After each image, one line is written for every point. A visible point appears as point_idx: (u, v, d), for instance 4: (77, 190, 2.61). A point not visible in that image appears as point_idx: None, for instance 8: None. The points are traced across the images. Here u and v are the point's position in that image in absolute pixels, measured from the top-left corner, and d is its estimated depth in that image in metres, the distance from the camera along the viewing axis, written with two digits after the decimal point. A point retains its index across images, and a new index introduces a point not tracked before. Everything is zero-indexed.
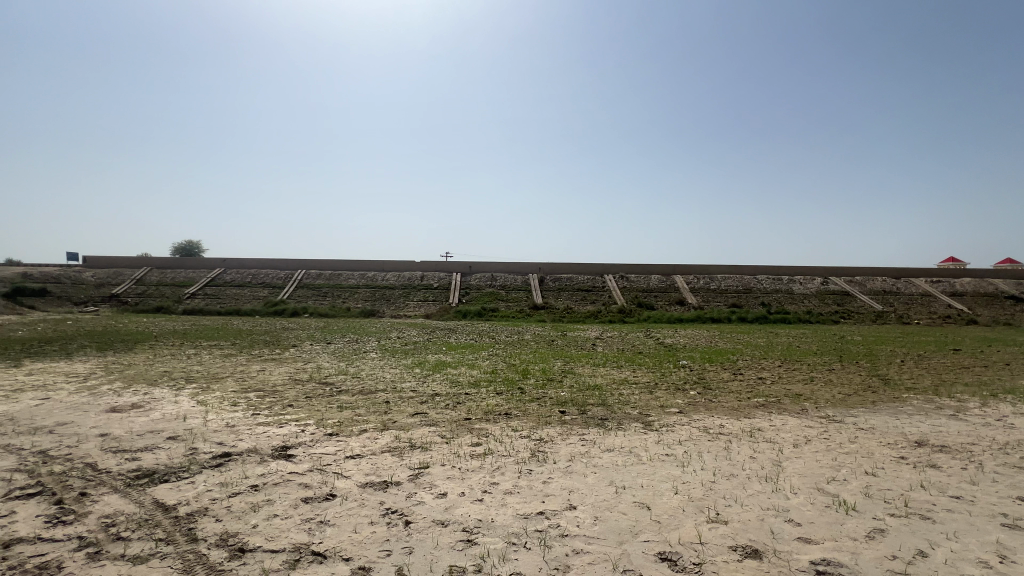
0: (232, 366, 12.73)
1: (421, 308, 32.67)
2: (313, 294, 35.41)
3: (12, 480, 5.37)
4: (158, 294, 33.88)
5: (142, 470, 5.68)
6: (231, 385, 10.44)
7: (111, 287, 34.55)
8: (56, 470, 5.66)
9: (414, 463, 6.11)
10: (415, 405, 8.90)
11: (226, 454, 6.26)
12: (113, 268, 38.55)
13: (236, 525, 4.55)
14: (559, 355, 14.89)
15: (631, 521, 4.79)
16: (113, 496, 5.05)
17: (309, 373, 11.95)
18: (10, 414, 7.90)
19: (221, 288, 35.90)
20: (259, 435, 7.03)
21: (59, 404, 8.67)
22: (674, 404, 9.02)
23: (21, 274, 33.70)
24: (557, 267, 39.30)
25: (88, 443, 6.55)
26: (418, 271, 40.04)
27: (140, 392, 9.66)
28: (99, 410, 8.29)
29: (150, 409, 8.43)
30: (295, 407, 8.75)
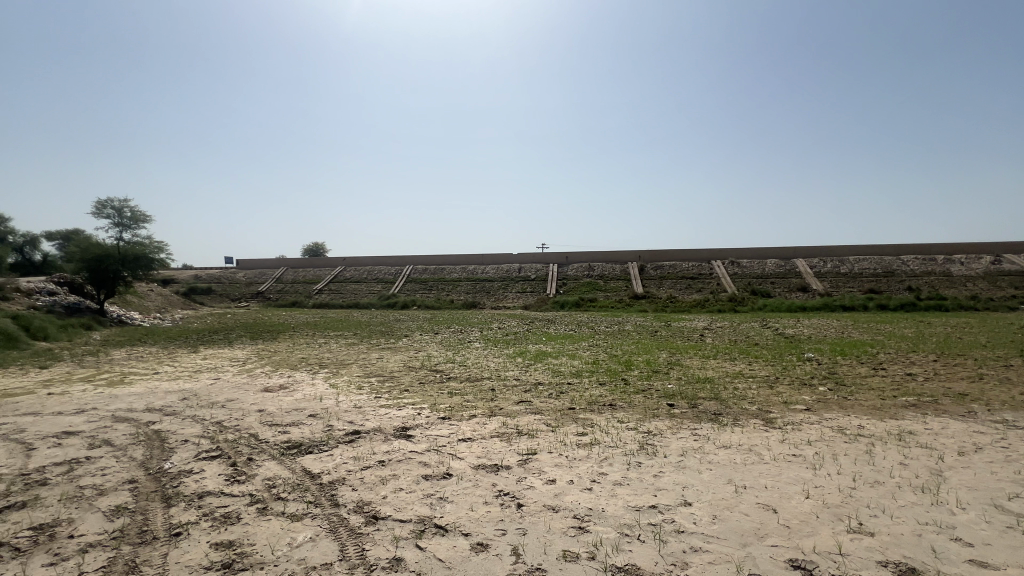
0: (356, 354, 14.18)
1: (520, 299, 33.40)
2: (421, 288, 37.90)
3: (199, 444, 6.55)
4: (294, 290, 38.71)
5: (292, 442, 6.58)
6: (356, 370, 11.64)
7: (258, 285, 40.29)
8: (229, 438, 6.79)
9: (522, 449, 6.30)
10: (520, 393, 9.16)
11: (357, 431, 7.01)
12: (259, 269, 44.93)
13: (369, 495, 5.08)
14: (664, 346, 14.28)
15: (756, 523, 4.47)
16: (271, 463, 5.92)
17: (421, 361, 12.89)
18: (193, 391, 9.62)
19: (343, 284, 39.98)
20: (383, 416, 7.76)
21: (227, 383, 10.38)
22: (800, 400, 8.20)
23: (193, 276, 40.73)
24: (658, 255, 37.57)
25: (250, 417, 7.76)
26: (516, 263, 40.95)
27: (285, 375, 11.20)
28: (255, 389, 9.76)
29: (293, 390, 9.74)
30: (411, 392, 9.50)
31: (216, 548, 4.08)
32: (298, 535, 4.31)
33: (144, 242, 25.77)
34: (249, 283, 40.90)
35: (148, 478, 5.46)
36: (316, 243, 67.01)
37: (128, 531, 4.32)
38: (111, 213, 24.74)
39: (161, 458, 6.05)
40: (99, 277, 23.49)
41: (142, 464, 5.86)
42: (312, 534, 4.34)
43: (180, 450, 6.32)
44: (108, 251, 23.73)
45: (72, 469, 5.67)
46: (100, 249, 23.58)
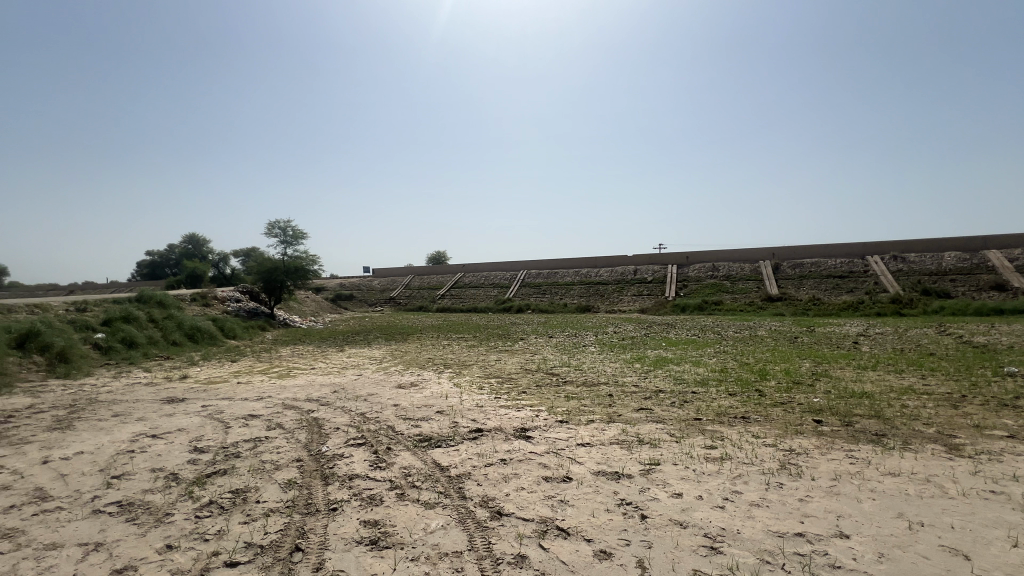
0: (477, 356, 14.94)
1: (636, 302, 32.27)
2: (534, 292, 38.67)
3: (348, 432, 7.46)
4: (420, 296, 42.20)
5: (423, 435, 7.17)
6: (477, 371, 12.27)
7: (391, 291, 44.68)
8: (372, 428, 7.63)
9: (645, 459, 6.06)
10: (639, 401, 8.82)
11: (480, 429, 7.38)
12: (392, 277, 49.82)
13: (493, 491, 5.32)
14: (806, 354, 12.66)
15: (939, 570, 3.72)
16: (406, 453, 6.51)
17: (538, 363, 13.12)
18: (342, 385, 11.00)
19: (463, 289, 42.50)
20: (503, 417, 8.04)
21: (368, 379, 11.69)
22: (998, 425, 6.63)
23: (340, 284, 46.63)
24: (796, 252, 33.52)
25: (388, 410, 8.63)
26: (631, 265, 39.70)
27: (415, 373, 12.24)
28: (390, 385, 10.83)
29: (423, 387, 10.60)
30: (529, 394, 9.72)
31: (365, 525, 4.58)
32: (432, 522, 4.66)
33: (303, 256, 30.23)
34: (383, 289, 45.57)
35: (311, 458, 6.37)
36: (439, 252, 72.40)
37: (298, 502, 5.07)
38: (278, 233, 29.45)
39: (319, 442, 7.01)
40: (270, 287, 28.09)
41: (307, 445, 6.87)
42: (444, 523, 4.66)
43: (333, 436, 7.26)
44: (277, 265, 28.29)
45: (256, 446, 6.84)
46: (271, 263, 28.19)
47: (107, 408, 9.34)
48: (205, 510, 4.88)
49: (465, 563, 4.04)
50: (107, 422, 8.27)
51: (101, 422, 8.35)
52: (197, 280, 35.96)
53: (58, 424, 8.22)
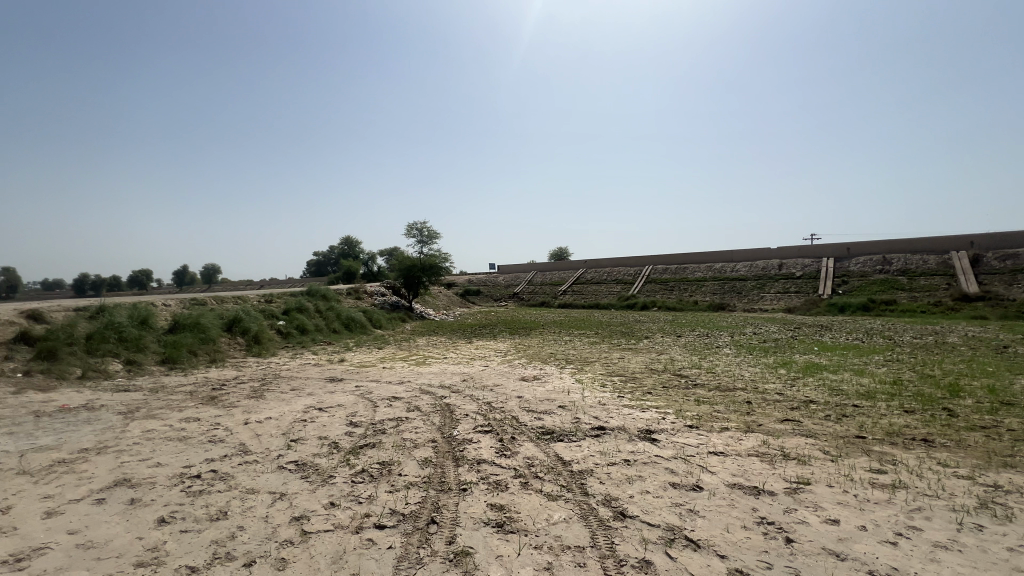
0: (599, 353, 14.76)
1: (780, 300, 28.82)
2: (661, 289, 36.77)
3: (476, 419, 7.93)
4: (543, 291, 43.05)
5: (546, 428, 7.31)
6: (599, 369, 12.11)
7: (515, 287, 46.33)
8: (497, 417, 8.01)
9: (791, 476, 5.39)
10: (784, 411, 7.86)
11: (602, 427, 7.27)
12: (516, 273, 51.64)
13: (615, 491, 5.21)
14: (1020, 368, 10.06)
15: None
16: (529, 444, 6.70)
17: (664, 364, 12.49)
18: (470, 375, 11.74)
19: (585, 285, 42.23)
20: (627, 416, 7.82)
21: (494, 370, 12.30)
22: None
23: (469, 280, 49.72)
24: (1007, 242, 26.78)
25: (512, 401, 8.98)
26: (775, 260, 35.56)
27: (538, 367, 12.53)
28: (514, 378, 11.23)
29: (545, 381, 10.82)
30: (654, 395, 9.30)
31: (491, 508, 4.83)
32: (554, 514, 4.73)
33: (437, 254, 32.87)
34: (507, 285, 47.45)
35: (444, 440, 6.91)
36: (561, 248, 72.92)
37: (433, 479, 5.55)
38: (416, 234, 32.42)
39: (451, 426, 7.57)
40: (410, 282, 31.13)
41: (440, 428, 7.47)
42: (566, 516, 4.70)
43: (463, 422, 7.79)
44: (416, 262, 31.16)
45: (398, 425, 7.65)
46: (410, 261, 31.18)
47: (287, 383, 11.27)
48: (359, 476, 5.61)
49: (587, 559, 4.02)
50: (287, 394, 10.00)
51: (283, 394, 10.11)
52: (352, 276, 41.36)
53: (254, 393, 10.17)
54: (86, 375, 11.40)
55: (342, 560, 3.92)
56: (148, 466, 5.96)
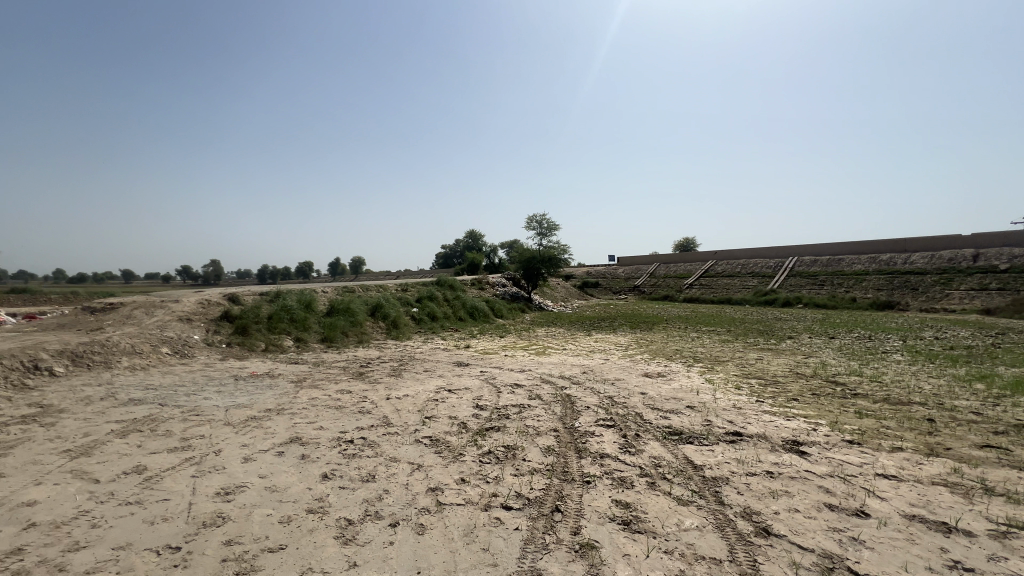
0: (732, 352, 13.52)
1: (974, 299, 23.48)
2: (808, 283, 32.37)
3: (598, 412, 7.81)
4: (666, 285, 40.76)
5: (674, 428, 6.90)
6: (733, 369, 11.07)
7: (635, 279, 44.67)
8: (620, 412, 7.78)
9: (998, 516, 4.33)
10: (985, 435, 6.35)
11: (739, 433, 6.62)
12: (636, 266, 49.77)
13: (756, 505, 4.71)
14: None
15: None
16: (656, 443, 6.38)
17: (814, 368, 10.97)
18: (590, 367, 11.60)
19: (714, 279, 39.03)
20: (769, 424, 7.01)
21: (614, 364, 12.00)
22: None
23: (587, 273, 49.26)
24: None
25: (635, 397, 8.66)
26: (967, 250, 29.05)
27: (663, 364, 11.90)
28: (636, 373, 10.81)
29: (671, 379, 10.21)
30: (802, 402, 8.21)
31: (617, 504, 4.71)
32: (685, 519, 4.44)
33: (556, 246, 33.05)
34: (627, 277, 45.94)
35: (566, 430, 6.92)
36: (687, 238, 68.23)
37: (556, 468, 5.58)
38: (536, 226, 32.98)
39: (572, 418, 7.55)
40: (529, 273, 31.78)
41: (561, 418, 7.50)
42: (699, 524, 4.38)
43: (584, 414, 7.71)
44: (535, 254, 31.69)
45: (521, 412, 7.86)
46: (529, 253, 31.81)
47: (421, 364, 12.30)
48: (486, 457, 5.88)
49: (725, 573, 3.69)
50: (421, 375, 10.93)
51: (417, 374, 11.07)
52: (475, 267, 43.64)
53: (393, 372, 11.30)
54: (267, 348, 13.76)
55: (473, 534, 4.14)
56: (314, 429, 6.97)
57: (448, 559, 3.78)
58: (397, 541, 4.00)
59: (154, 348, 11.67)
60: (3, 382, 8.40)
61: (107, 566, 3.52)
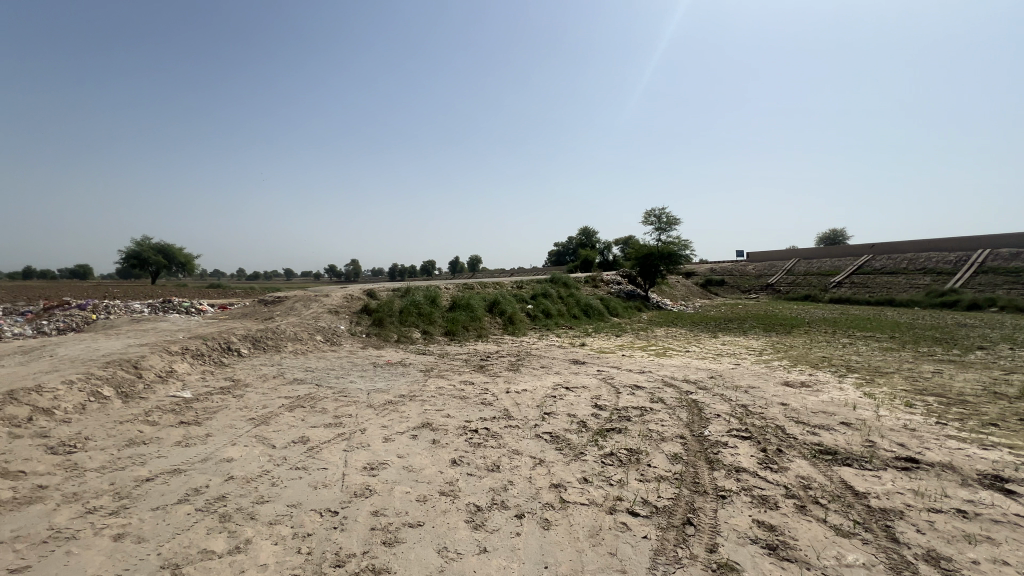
0: (898, 362, 11.43)
1: None
2: (1005, 282, 26.14)
3: (730, 421, 7.16)
4: (806, 283, 36.08)
5: (826, 447, 6.03)
6: (901, 383, 9.33)
7: (768, 277, 40.27)
8: (756, 423, 7.03)
9: None
10: None
11: (915, 460, 5.54)
12: (770, 262, 44.80)
13: (945, 548, 3.89)
14: None
15: None
16: (803, 462, 5.63)
17: (1020, 387, 8.77)
18: (718, 372, 10.70)
19: (870, 277, 33.50)
20: (957, 452, 5.76)
21: (746, 370, 10.90)
22: None
23: (710, 270, 45.70)
24: None
25: (774, 408, 7.76)
26: None
27: (806, 372, 10.49)
28: (774, 381, 9.69)
29: (818, 390, 8.96)
30: (1005, 429, 6.59)
31: (759, 525, 4.25)
32: (846, 554, 3.84)
33: (675, 241, 31.17)
34: (758, 275, 41.62)
35: (694, 438, 6.45)
36: (833, 229, 59.45)
37: (685, 478, 5.22)
38: (654, 221, 31.43)
39: (701, 425, 7.02)
40: (646, 271, 30.37)
41: (688, 425, 7.02)
42: (866, 561, 3.75)
43: (714, 422, 7.13)
44: (652, 250, 30.24)
45: (643, 415, 7.53)
46: (646, 249, 30.42)
47: (537, 360, 12.49)
48: (609, 458, 5.73)
49: None
50: (538, 371, 11.06)
51: (534, 370, 11.25)
52: (588, 265, 43.16)
53: (511, 367, 11.64)
54: (399, 339, 15.11)
55: (598, 536, 4.05)
56: (443, 416, 7.45)
57: (575, 558, 3.75)
58: (524, 533, 4.07)
59: (311, 336, 13.50)
60: (207, 358, 10.40)
61: (285, 519, 4.14)
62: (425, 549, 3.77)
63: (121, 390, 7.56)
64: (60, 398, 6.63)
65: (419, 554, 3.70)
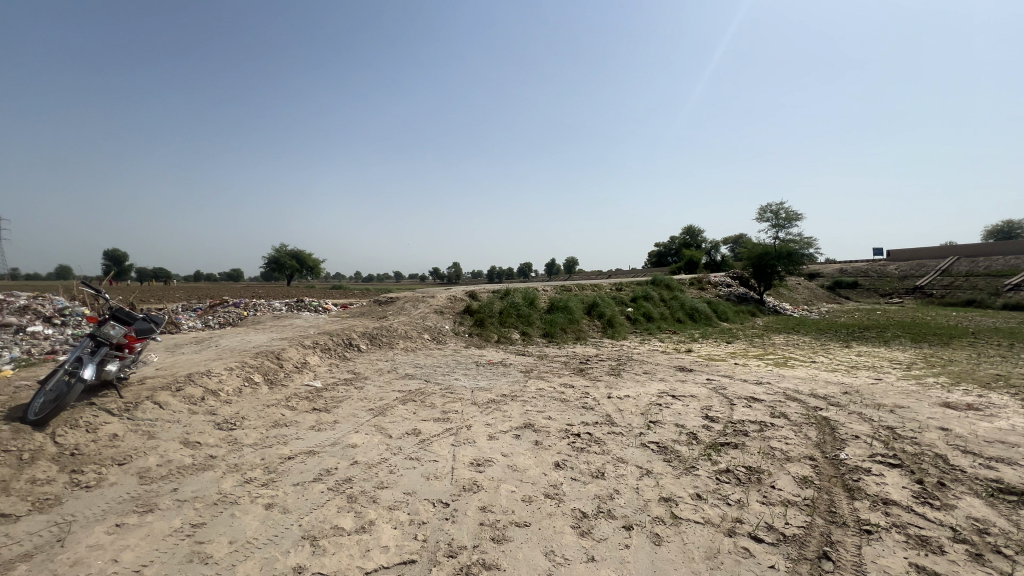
0: None
1: None
2: None
3: (873, 444, 6.21)
4: (969, 286, 30.28)
5: (1009, 485, 4.94)
6: None
7: (916, 279, 34.53)
8: (909, 450, 6.01)
9: None
10: None
11: None
12: (918, 262, 38.38)
13: None
14: None
15: None
16: (977, 501, 4.68)
17: None
18: (854, 387, 9.36)
19: None
20: None
21: (892, 386, 9.39)
22: None
23: (840, 271, 40.40)
24: None
25: (932, 433, 6.57)
26: None
27: (974, 393, 8.74)
28: (930, 401, 8.22)
29: (991, 415, 7.41)
30: None
31: (918, 571, 3.61)
32: None
33: (796, 239, 28.06)
34: (903, 276, 35.89)
35: (827, 461, 5.71)
36: (1008, 220, 49.23)
37: (819, 505, 4.63)
38: (770, 217, 28.65)
39: (835, 447, 6.19)
40: (761, 272, 27.73)
41: (818, 445, 6.23)
42: None
43: (851, 444, 6.24)
44: (768, 249, 27.53)
45: (762, 430, 6.85)
46: (761, 249, 27.81)
47: (639, 366, 12.02)
48: (725, 475, 5.28)
49: None
50: (641, 377, 10.63)
51: (636, 376, 10.83)
52: (693, 266, 40.68)
53: (612, 371, 11.34)
54: (500, 340, 15.53)
55: (716, 559, 3.74)
56: (544, 418, 7.47)
57: None
58: (633, 546, 3.91)
59: (419, 335, 14.42)
60: (333, 352, 11.61)
61: (402, 506, 4.44)
62: (532, 551, 3.79)
63: (268, 377, 8.74)
64: (224, 381, 7.84)
65: (526, 555, 3.72)
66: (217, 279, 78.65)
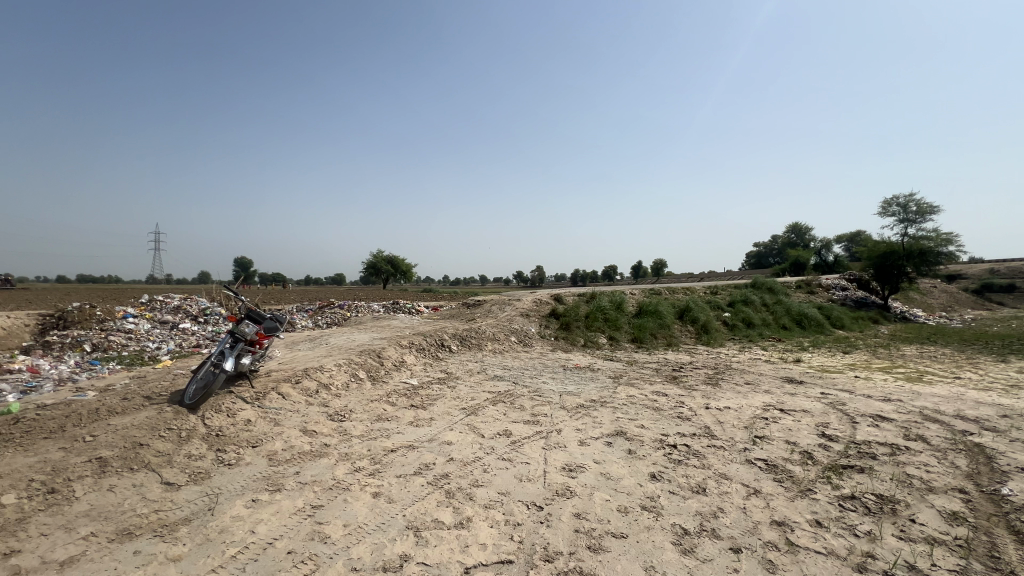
0: None
1: None
2: None
3: None
4: None
5: None
6: None
7: None
8: None
9: None
10: None
11: None
12: None
13: None
14: None
15: None
16: None
17: None
18: (1016, 410, 7.85)
19: None
20: None
21: None
22: None
23: (990, 271, 34.31)
24: None
25: None
26: None
27: None
28: None
29: None
30: None
31: None
32: None
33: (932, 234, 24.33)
34: None
35: (984, 496, 4.84)
36: None
37: (975, 547, 3.93)
38: (897, 210, 25.18)
39: (993, 479, 5.23)
40: (885, 273, 24.46)
41: (970, 476, 5.31)
42: None
43: (1017, 478, 5.22)
44: (893, 247, 24.16)
45: (895, 454, 5.99)
46: (884, 247, 24.53)
47: (740, 375, 11.16)
48: (850, 502, 4.70)
49: None
50: (743, 388, 9.85)
51: (737, 386, 10.06)
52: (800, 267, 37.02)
53: (709, 380, 10.65)
54: (586, 344, 15.32)
55: None
56: (637, 426, 7.20)
57: None
58: (743, 571, 3.61)
59: (507, 337, 14.69)
60: (427, 352, 12.22)
61: (497, 505, 4.52)
62: (631, 564, 3.66)
63: (370, 374, 9.42)
64: (334, 376, 8.60)
65: (625, 568, 3.59)
66: (325, 282, 86.79)
